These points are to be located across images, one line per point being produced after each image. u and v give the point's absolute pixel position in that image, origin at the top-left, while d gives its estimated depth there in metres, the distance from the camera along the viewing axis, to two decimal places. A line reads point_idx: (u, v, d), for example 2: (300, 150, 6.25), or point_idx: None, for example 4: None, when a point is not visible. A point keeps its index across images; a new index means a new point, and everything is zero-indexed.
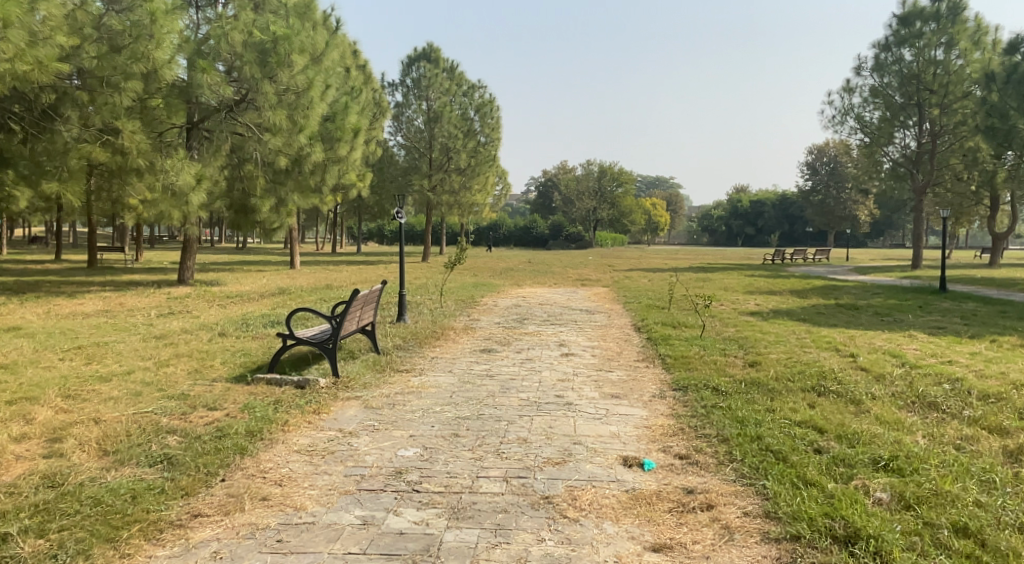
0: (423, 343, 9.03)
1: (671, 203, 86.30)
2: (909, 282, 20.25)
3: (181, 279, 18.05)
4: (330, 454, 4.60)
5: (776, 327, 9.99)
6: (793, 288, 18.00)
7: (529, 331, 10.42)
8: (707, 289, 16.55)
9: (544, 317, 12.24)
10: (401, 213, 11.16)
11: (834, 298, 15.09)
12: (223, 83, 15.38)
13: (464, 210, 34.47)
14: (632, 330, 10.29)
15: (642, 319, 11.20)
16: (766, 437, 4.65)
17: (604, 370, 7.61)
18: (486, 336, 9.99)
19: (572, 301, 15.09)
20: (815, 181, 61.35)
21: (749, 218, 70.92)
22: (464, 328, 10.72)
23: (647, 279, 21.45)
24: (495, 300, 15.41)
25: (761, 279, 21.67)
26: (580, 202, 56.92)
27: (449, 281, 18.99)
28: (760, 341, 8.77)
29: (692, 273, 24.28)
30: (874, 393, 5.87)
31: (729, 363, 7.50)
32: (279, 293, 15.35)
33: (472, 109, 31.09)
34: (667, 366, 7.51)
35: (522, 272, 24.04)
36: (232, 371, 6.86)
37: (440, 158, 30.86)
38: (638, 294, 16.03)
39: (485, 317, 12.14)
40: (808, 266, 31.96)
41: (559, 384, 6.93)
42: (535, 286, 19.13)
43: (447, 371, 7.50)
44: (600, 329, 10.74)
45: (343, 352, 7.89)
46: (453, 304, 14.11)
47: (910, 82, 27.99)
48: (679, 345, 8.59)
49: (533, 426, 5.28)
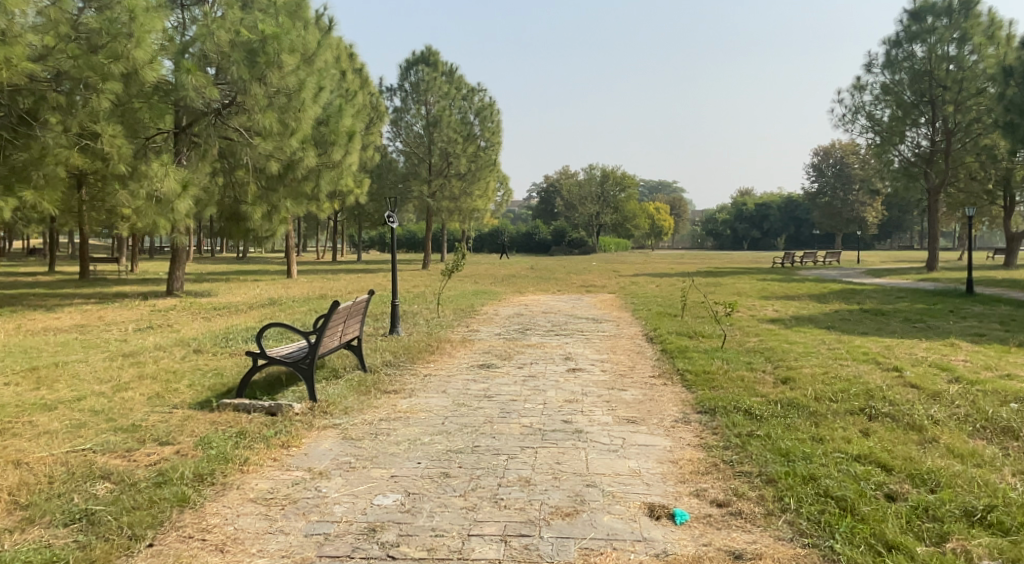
0: (416, 358, 8.22)
1: (675, 208, 85.49)
2: (929, 285, 19.41)
3: (170, 290, 17.38)
4: (292, 504, 3.78)
5: (803, 337, 9.16)
6: (809, 292, 17.16)
7: (532, 344, 9.61)
8: (720, 295, 15.72)
9: (548, 326, 11.42)
10: (393, 217, 10.34)
11: (856, 302, 14.25)
12: (209, 85, 14.65)
13: (465, 216, 33.70)
14: (645, 341, 9.46)
15: (656, 328, 10.36)
16: (823, 480, 3.86)
17: (618, 388, 6.79)
18: (486, 349, 9.19)
19: (578, 309, 14.26)
20: (822, 183, 60.46)
21: (755, 222, 70.04)
22: (460, 340, 9.92)
23: (655, 285, 20.63)
24: (497, 309, 14.62)
25: (774, 283, 20.80)
26: (583, 207, 56.13)
27: (449, 289, 18.18)
28: (790, 353, 7.92)
29: (701, 277, 23.49)
30: (935, 419, 5.06)
31: (757, 379, 6.67)
32: (270, 304, 14.60)
33: (472, 113, 30.29)
34: (688, 384, 6.68)
35: (525, 279, 23.24)
36: (196, 395, 6.05)
37: (440, 163, 30.16)
38: (648, 301, 15.18)
39: (485, 328, 11.33)
40: (820, 269, 31.11)
41: (566, 405, 6.11)
42: (538, 294, 18.35)
43: (440, 391, 6.69)
44: (610, 340, 9.91)
45: (325, 370, 7.08)
46: (452, 314, 13.32)
47: (922, 78, 27.17)
48: (700, 358, 7.75)
49: (537, 462, 4.47)
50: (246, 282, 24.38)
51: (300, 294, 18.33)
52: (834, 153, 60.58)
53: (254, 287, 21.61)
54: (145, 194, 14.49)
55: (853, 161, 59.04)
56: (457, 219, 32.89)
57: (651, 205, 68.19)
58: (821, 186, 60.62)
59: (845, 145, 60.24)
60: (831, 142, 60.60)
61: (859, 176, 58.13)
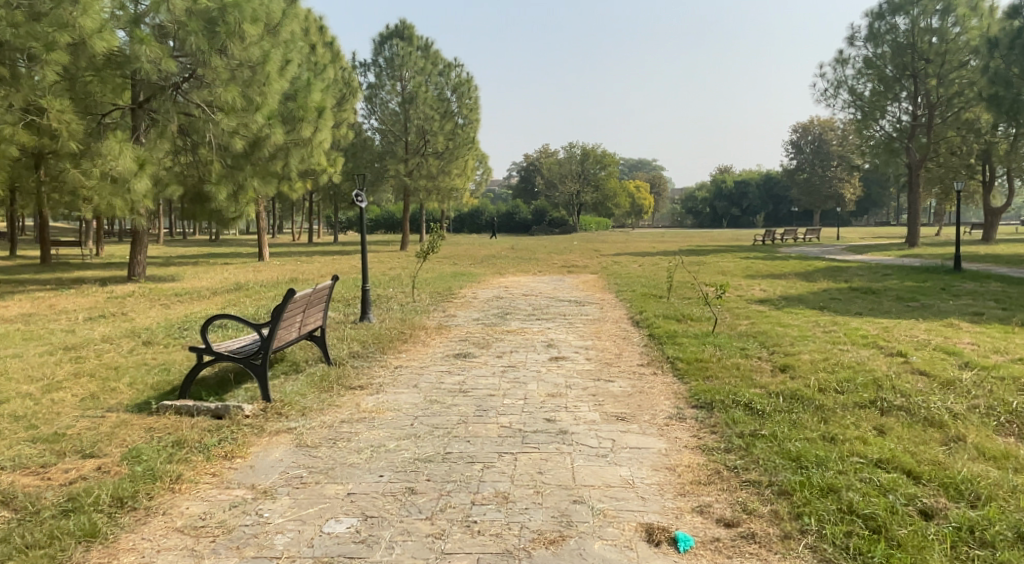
0: (386, 348, 7.62)
1: (654, 186, 85.13)
2: (914, 261, 19.15)
3: (131, 274, 16.80)
4: (226, 534, 3.20)
5: (797, 319, 8.70)
6: (795, 270, 16.75)
7: (512, 330, 9.06)
8: (705, 275, 15.24)
9: (529, 311, 10.86)
10: (361, 195, 9.52)
11: (843, 281, 13.87)
12: (166, 57, 13.79)
13: (444, 195, 32.96)
14: (632, 326, 8.95)
15: (642, 312, 9.84)
16: (847, 493, 3.35)
17: (605, 379, 6.26)
18: (463, 336, 8.63)
19: (560, 291, 13.70)
20: (801, 159, 60.32)
21: (734, 199, 69.88)
22: (435, 327, 9.33)
23: (637, 264, 20.17)
24: (476, 291, 14.05)
25: (758, 261, 20.41)
26: (564, 186, 55.45)
27: (425, 271, 17.53)
28: (785, 337, 7.44)
29: (684, 256, 23.07)
30: (955, 411, 4.61)
31: (755, 367, 6.18)
32: (236, 289, 13.93)
33: (448, 89, 29.48)
34: (681, 374, 6.15)
35: (505, 260, 22.66)
36: (136, 396, 5.42)
37: (416, 141, 29.36)
38: (631, 281, 14.69)
39: (463, 313, 10.73)
40: (802, 246, 30.76)
41: (549, 401, 5.57)
42: (518, 275, 17.80)
43: (411, 386, 6.12)
44: (594, 324, 9.39)
45: (285, 365, 6.47)
46: (428, 298, 12.71)
47: (904, 52, 26.68)
48: (690, 344, 7.24)
49: (516, 472, 3.93)
50: (215, 265, 23.54)
51: (269, 277, 17.65)
52: (813, 130, 60.36)
53: (221, 271, 20.83)
54: (99, 173, 13.71)
55: (831, 137, 58.91)
56: (435, 198, 32.14)
57: (631, 183, 67.69)
58: (800, 162, 60.46)
59: (823, 121, 60.07)
60: (810, 118, 60.32)
61: (837, 152, 58.06)
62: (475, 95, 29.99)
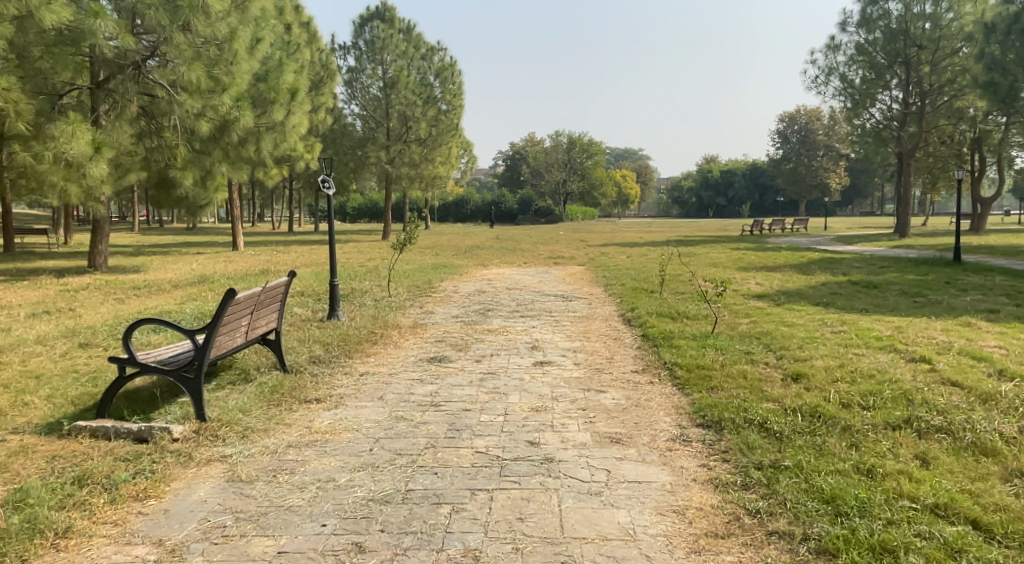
0: (352, 352, 6.85)
1: (640, 175, 84.36)
2: (908, 253, 18.58)
3: (92, 264, 16.15)
4: None
5: (804, 317, 8.01)
6: (790, 262, 16.07)
7: (494, 329, 8.31)
8: (698, 267, 14.54)
9: (512, 307, 10.11)
10: (328, 181, 8.61)
11: (842, 273, 13.22)
12: (122, 32, 12.87)
13: (426, 183, 32.03)
14: (624, 325, 8.23)
15: (634, 309, 9.13)
16: (909, 558, 2.71)
17: (595, 389, 5.54)
18: (440, 337, 7.88)
19: (545, 285, 12.93)
20: (787, 150, 59.24)
21: (720, 189, 69.29)
22: (410, 326, 8.56)
23: (625, 255, 19.46)
24: (456, 285, 13.26)
25: (750, 252, 19.79)
26: (550, 174, 54.53)
27: (404, 263, 16.73)
28: (793, 339, 6.74)
29: (673, 247, 22.41)
30: (1007, 434, 3.95)
31: (763, 376, 5.46)
32: (199, 282, 13.09)
33: (431, 73, 28.46)
34: (681, 384, 5.43)
35: (488, 250, 21.85)
36: (48, 414, 4.64)
37: (398, 128, 28.40)
38: (620, 274, 14.00)
39: (441, 310, 9.97)
40: (790, 236, 30.23)
41: (532, 417, 4.84)
42: (502, 266, 17.00)
43: (375, 399, 5.36)
44: (582, 322, 8.69)
45: (232, 373, 5.69)
46: (405, 292, 11.91)
47: (897, 38, 25.95)
48: (689, 348, 6.52)
49: (490, 519, 3.20)
50: (186, 256, 22.59)
51: (239, 267, 16.80)
52: (799, 119, 59.49)
53: (191, 261, 19.93)
54: (52, 157, 12.83)
55: (818, 126, 58.29)
56: (417, 186, 31.21)
57: (617, 173, 66.89)
58: (786, 153, 59.56)
59: (810, 110, 59.37)
60: (797, 107, 59.46)
61: (824, 142, 57.48)
62: (459, 80, 29.06)
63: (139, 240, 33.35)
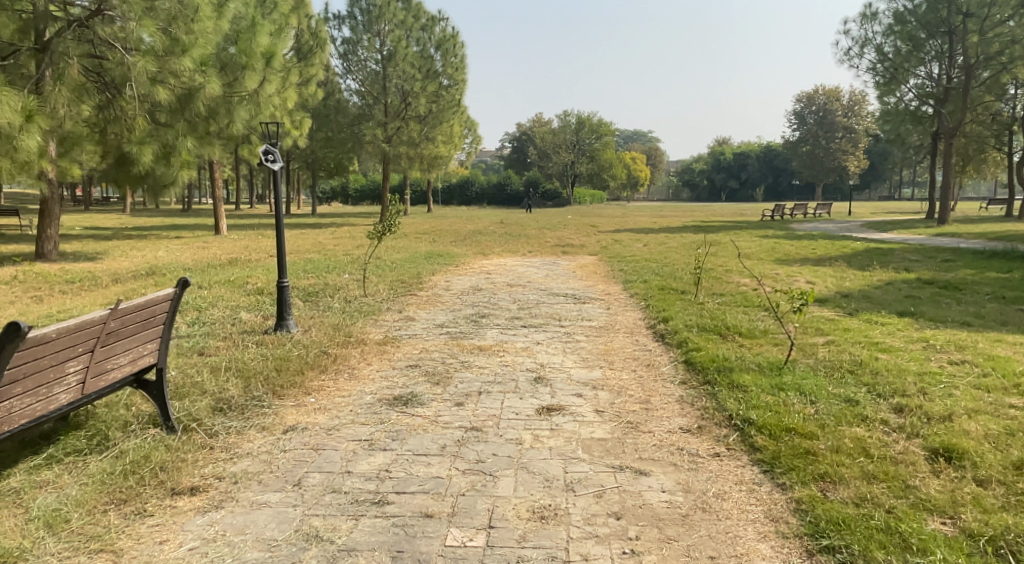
0: (284, 391, 4.90)
1: (651, 158, 81.65)
2: (960, 242, 16.53)
3: (40, 252, 14.52)
4: None
5: (898, 336, 6.00)
6: (834, 253, 14.01)
7: (488, 348, 6.34)
8: (731, 260, 12.53)
9: (513, 312, 8.13)
10: (273, 153, 6.61)
11: (904, 267, 11.18)
12: None
13: (426, 163, 30.01)
14: (661, 345, 6.24)
15: (667, 320, 7.14)
16: None
17: (631, 468, 3.59)
18: (415, 360, 5.93)
19: (553, 281, 10.96)
20: (804, 131, 56.43)
21: (733, 171, 66.90)
22: (378, 340, 6.60)
23: (642, 243, 17.43)
24: (449, 280, 11.29)
25: (782, 240, 17.70)
26: (557, 156, 52.23)
27: (393, 252, 14.82)
28: (904, 377, 4.71)
29: (693, 234, 20.44)
30: None
31: (899, 454, 3.45)
32: (148, 277, 11.25)
33: (431, 45, 25.96)
34: (771, 466, 3.43)
35: (490, 236, 19.88)
36: None
37: (396, 104, 26.38)
38: (638, 268, 12.07)
39: (424, 316, 8.00)
40: (817, 222, 28.20)
41: (532, 538, 2.91)
42: (503, 256, 15.05)
43: (289, 487, 3.40)
44: (600, 337, 6.77)
45: (77, 438, 3.76)
46: (386, 290, 9.94)
47: (940, 5, 22.70)
48: (762, 392, 4.50)
49: None
50: (160, 241, 20.76)
51: (207, 256, 14.91)
52: (817, 99, 56.55)
53: (159, 248, 18.06)
54: None
55: (837, 107, 55.58)
56: (416, 166, 29.21)
57: (627, 155, 64.44)
58: (802, 134, 56.80)
59: (828, 90, 56.40)
60: (815, 86, 56.55)
61: (843, 122, 54.80)
62: (462, 52, 26.52)
63: (125, 223, 31.57)
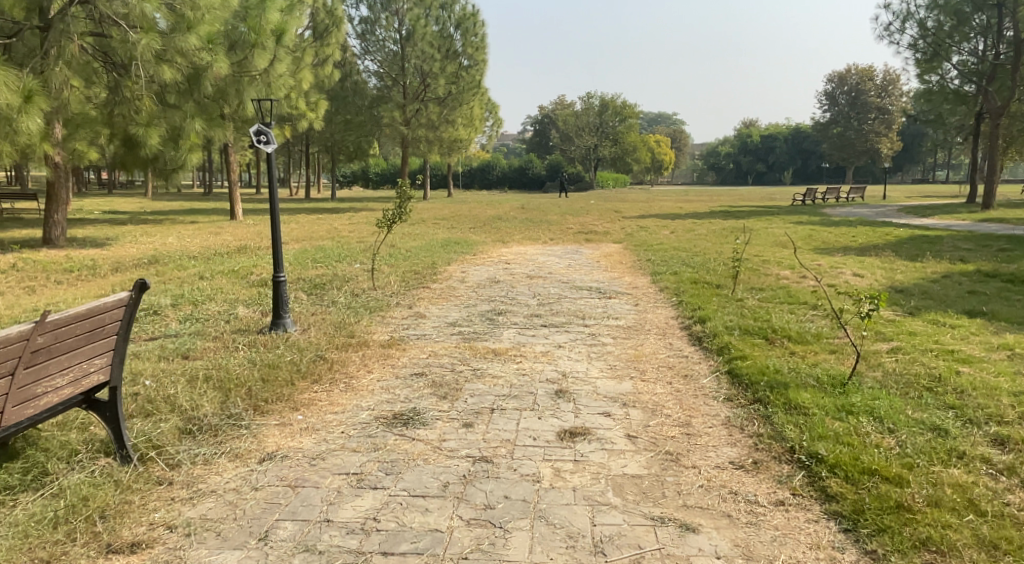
0: (267, 406, 4.25)
1: (675, 140, 80.10)
2: (1010, 229, 15.55)
3: (47, 238, 14.06)
4: None
5: (975, 342, 5.22)
6: (877, 241, 13.13)
7: (505, 353, 5.66)
8: (767, 249, 11.72)
9: (533, 309, 7.45)
10: (265, 134, 5.97)
11: (959, 257, 10.30)
12: None
13: (446, 146, 29.33)
14: (699, 350, 5.52)
15: (703, 319, 6.41)
16: None
17: (673, 524, 2.92)
18: (421, 367, 5.28)
19: (576, 272, 10.28)
20: (835, 112, 54.79)
21: (760, 154, 65.34)
22: (382, 342, 5.95)
23: (669, 230, 16.64)
24: (465, 270, 10.62)
25: (818, 227, 16.81)
26: (580, 138, 51.17)
27: (409, 239, 14.20)
28: (998, 398, 3.97)
29: (722, 220, 19.61)
30: None
31: (1021, 514, 2.79)
32: (150, 265, 10.72)
33: (451, 24, 24.98)
34: (853, 524, 2.82)
35: (510, 222, 19.19)
36: None
37: (415, 85, 25.67)
38: (667, 258, 11.33)
39: (435, 313, 7.34)
40: (850, 206, 27.11)
41: None
42: (523, 244, 14.36)
43: (251, 543, 2.79)
44: (629, 339, 6.07)
45: (8, 473, 3.15)
46: (397, 281, 9.31)
47: None
48: (828, 417, 3.77)
49: None
50: (174, 226, 20.33)
51: (217, 243, 14.40)
52: (850, 79, 54.78)
53: (172, 235, 17.59)
54: None
55: (870, 87, 53.81)
56: (435, 149, 28.52)
57: (652, 137, 63.12)
58: (834, 115, 55.15)
59: (861, 69, 54.60)
60: (847, 65, 54.79)
61: (876, 103, 53.02)
62: (482, 31, 25.48)
63: (144, 207, 31.32)
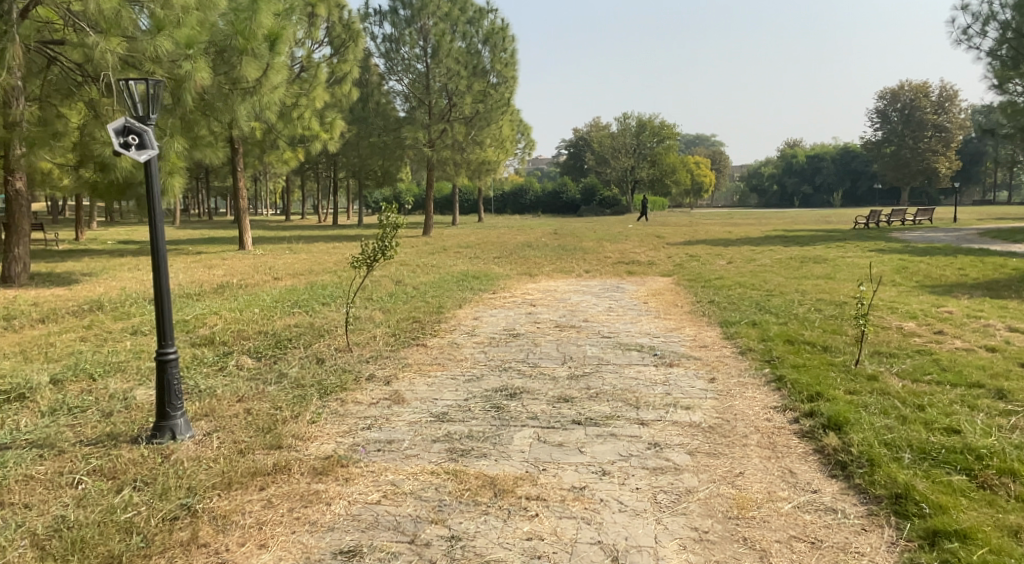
0: None
1: (715, 161, 77.21)
2: None
3: (7, 276, 12.14)
4: None
5: None
6: (994, 275, 10.51)
7: (510, 495, 3.30)
8: (862, 288, 9.23)
9: (563, 387, 5.10)
10: (136, 137, 3.97)
11: None
12: None
13: (473, 168, 27.38)
14: (852, 496, 3.15)
15: (835, 416, 4.01)
16: None
17: None
18: (361, 534, 2.98)
19: (621, 319, 7.95)
20: (888, 130, 51.64)
21: (805, 175, 62.30)
22: (314, 465, 3.64)
23: (726, 260, 14.16)
24: (478, 317, 8.35)
25: (904, 255, 14.18)
26: (617, 160, 48.70)
27: (418, 273, 12.04)
28: None
29: (783, 247, 17.06)
30: None
31: None
32: (91, 313, 8.65)
33: (479, 40, 22.93)
34: None
35: (539, 250, 16.95)
36: None
37: (441, 105, 23.64)
38: (734, 299, 8.93)
39: (420, 395, 5.03)
40: (920, 229, 24.29)
41: None
42: (553, 277, 12.07)
43: None
44: (718, 459, 3.68)
45: None
46: (386, 336, 7.06)
47: None
48: None
49: None
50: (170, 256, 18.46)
51: (199, 279, 12.43)
52: (902, 95, 51.54)
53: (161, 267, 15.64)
54: None
55: (926, 104, 50.36)
56: (462, 171, 26.52)
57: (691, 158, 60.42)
58: (886, 133, 51.91)
59: (916, 85, 51.32)
60: (900, 81, 51.52)
61: (933, 120, 49.64)
62: (512, 46, 23.41)
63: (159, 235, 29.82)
